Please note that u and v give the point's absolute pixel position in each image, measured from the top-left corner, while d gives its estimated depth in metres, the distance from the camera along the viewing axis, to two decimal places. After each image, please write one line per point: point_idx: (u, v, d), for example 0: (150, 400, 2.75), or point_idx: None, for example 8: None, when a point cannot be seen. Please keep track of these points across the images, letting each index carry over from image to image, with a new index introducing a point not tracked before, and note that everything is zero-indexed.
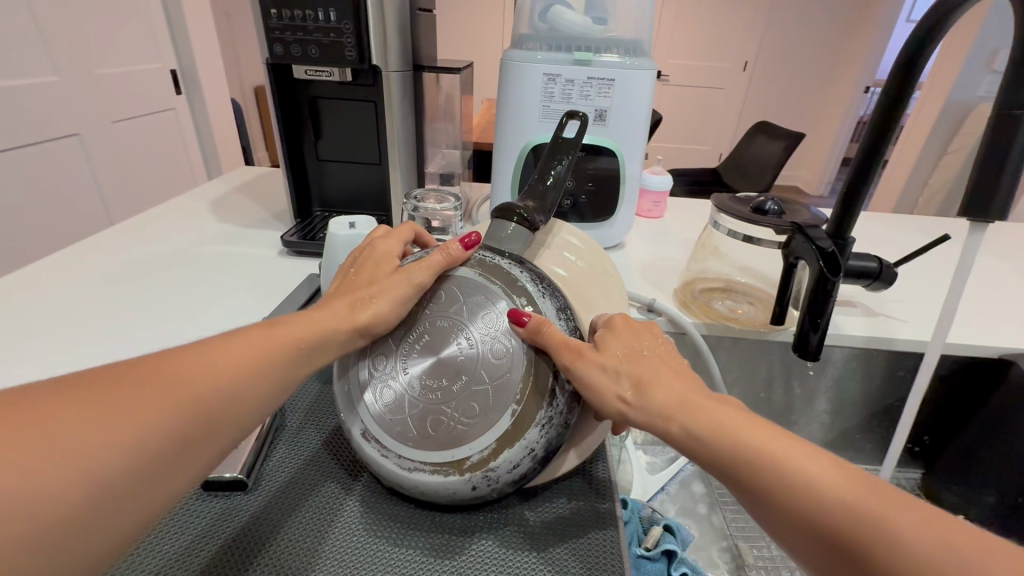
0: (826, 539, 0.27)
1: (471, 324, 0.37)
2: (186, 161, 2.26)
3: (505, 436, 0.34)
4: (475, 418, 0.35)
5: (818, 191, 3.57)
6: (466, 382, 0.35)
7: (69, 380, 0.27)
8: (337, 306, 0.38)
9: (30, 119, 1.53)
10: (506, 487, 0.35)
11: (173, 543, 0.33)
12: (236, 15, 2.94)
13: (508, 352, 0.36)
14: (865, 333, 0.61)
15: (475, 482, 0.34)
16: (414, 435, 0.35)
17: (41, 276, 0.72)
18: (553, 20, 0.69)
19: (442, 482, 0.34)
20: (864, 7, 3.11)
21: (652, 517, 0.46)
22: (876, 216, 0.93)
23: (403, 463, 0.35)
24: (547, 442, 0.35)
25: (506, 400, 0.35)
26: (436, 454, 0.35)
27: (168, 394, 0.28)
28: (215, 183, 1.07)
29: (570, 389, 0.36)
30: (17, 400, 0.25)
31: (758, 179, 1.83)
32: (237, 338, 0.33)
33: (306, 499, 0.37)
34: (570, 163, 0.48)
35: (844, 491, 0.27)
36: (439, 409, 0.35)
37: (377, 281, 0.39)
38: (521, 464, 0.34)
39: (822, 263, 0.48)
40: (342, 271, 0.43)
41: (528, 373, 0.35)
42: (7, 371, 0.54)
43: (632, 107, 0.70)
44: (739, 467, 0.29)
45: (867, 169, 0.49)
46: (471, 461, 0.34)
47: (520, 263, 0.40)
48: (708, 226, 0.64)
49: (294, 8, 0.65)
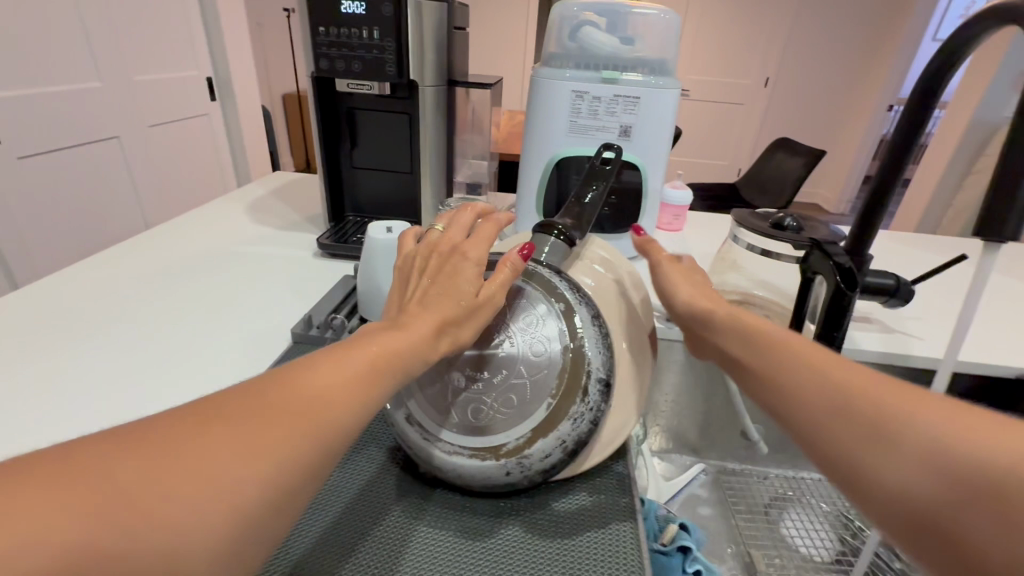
0: (842, 413, 0.29)
1: (513, 324, 0.39)
2: (218, 164, 2.34)
3: (539, 427, 0.37)
4: (512, 409, 0.38)
5: (838, 208, 3.55)
6: (506, 375, 0.38)
7: (179, 414, 0.27)
8: (421, 322, 0.35)
9: (75, 123, 1.61)
10: (537, 475, 0.38)
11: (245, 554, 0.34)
12: (268, 26, 3.05)
13: (546, 351, 0.38)
14: (881, 349, 0.62)
15: (510, 467, 0.37)
16: (455, 421, 0.38)
17: (96, 274, 0.77)
18: (582, 40, 0.73)
19: (480, 466, 0.37)
20: (887, 26, 3.11)
21: (668, 516, 0.48)
22: (895, 235, 0.94)
23: (445, 446, 0.38)
24: (578, 436, 0.38)
25: (542, 394, 0.38)
26: (475, 439, 0.38)
27: (282, 427, 0.27)
28: (250, 187, 1.12)
29: (602, 389, 0.39)
30: (133, 444, 0.24)
31: (779, 193, 1.82)
32: (339, 354, 0.32)
33: (352, 497, 0.39)
34: (602, 190, 0.53)
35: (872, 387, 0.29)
36: (480, 398, 0.38)
37: (465, 297, 0.37)
38: (552, 454, 0.37)
39: (839, 279, 0.50)
40: (417, 269, 0.39)
41: (563, 372, 0.38)
42: (70, 365, 0.58)
43: (657, 124, 0.72)
44: (775, 355, 0.34)
45: (885, 190, 0.51)
46: (508, 447, 0.37)
47: (560, 277, 0.42)
48: (730, 241, 0.67)
49: (340, 27, 0.70)
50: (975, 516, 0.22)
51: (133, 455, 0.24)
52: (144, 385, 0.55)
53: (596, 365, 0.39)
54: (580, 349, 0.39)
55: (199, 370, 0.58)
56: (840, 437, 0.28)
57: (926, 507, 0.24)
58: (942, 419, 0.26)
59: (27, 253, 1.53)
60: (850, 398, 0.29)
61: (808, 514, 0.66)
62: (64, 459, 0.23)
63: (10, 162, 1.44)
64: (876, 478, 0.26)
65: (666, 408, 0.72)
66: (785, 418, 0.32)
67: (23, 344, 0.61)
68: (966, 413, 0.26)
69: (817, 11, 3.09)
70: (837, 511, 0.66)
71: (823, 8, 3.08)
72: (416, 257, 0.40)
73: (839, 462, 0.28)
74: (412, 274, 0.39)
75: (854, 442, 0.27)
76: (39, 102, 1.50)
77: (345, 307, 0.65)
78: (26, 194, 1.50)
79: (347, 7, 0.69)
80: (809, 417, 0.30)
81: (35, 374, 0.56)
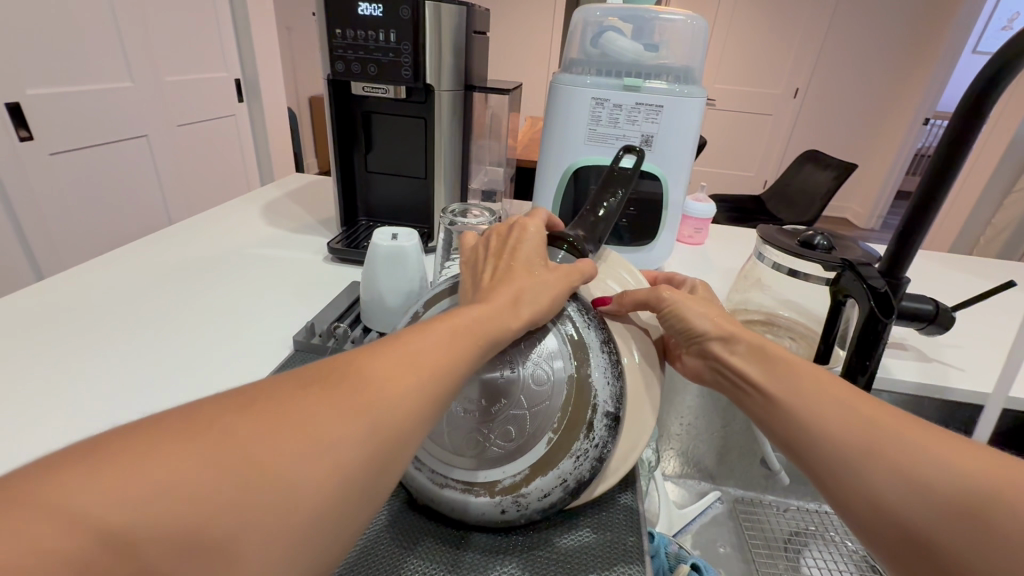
0: (876, 458, 0.30)
1: (518, 352, 0.38)
2: (241, 165, 2.38)
3: (538, 463, 0.35)
4: (511, 442, 0.36)
5: (868, 224, 3.44)
6: (505, 406, 0.37)
7: (181, 419, 0.23)
8: (501, 298, 0.36)
9: (105, 121, 1.65)
10: (535, 514, 0.35)
11: None
12: (297, 31, 3.11)
13: (548, 381, 0.36)
14: (917, 379, 0.57)
15: (505, 505, 0.35)
16: (451, 452, 0.37)
17: (112, 268, 0.77)
18: (604, 46, 0.70)
19: (473, 502, 0.35)
20: (924, 38, 3.01)
21: (679, 554, 0.45)
22: (932, 256, 0.89)
23: (437, 478, 0.37)
24: (580, 475, 0.35)
25: (542, 426, 0.36)
26: (470, 473, 0.36)
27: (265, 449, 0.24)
28: (267, 189, 1.12)
29: (610, 423, 0.36)
30: (88, 456, 0.21)
31: (805, 208, 1.77)
32: (332, 369, 0.29)
33: None
34: (622, 200, 0.50)
35: (910, 434, 0.30)
36: (478, 429, 0.37)
37: (539, 275, 0.38)
38: (552, 492, 0.35)
39: (873, 304, 0.46)
40: (494, 250, 0.42)
41: (567, 403, 0.36)
42: (74, 363, 0.57)
43: (681, 133, 0.70)
44: (801, 390, 0.34)
45: (925, 210, 0.47)
46: (503, 485, 0.35)
47: (574, 302, 0.40)
48: (755, 257, 0.64)
49: (357, 29, 0.69)
50: (967, 541, 0.26)
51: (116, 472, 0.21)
52: (148, 385, 0.54)
53: (604, 398, 0.36)
54: (586, 378, 0.36)
55: (201, 373, 0.57)
56: (850, 449, 0.31)
57: (918, 526, 0.28)
58: (982, 470, 0.27)
59: (54, 247, 1.56)
60: (891, 444, 0.30)
61: (831, 552, 0.62)
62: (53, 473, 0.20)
63: (43, 157, 1.48)
64: (880, 497, 0.29)
65: (681, 432, 0.69)
66: (798, 436, 0.34)
67: (33, 339, 0.61)
68: (1003, 467, 0.27)
69: (849, 22, 3.01)
70: (864, 552, 0.61)
71: (855, 19, 3.00)
72: (492, 236, 0.43)
73: (842, 476, 0.31)
74: (483, 258, 0.41)
75: (889, 487, 0.29)
76: (71, 100, 1.53)
77: (350, 316, 0.64)
78: (55, 189, 1.53)
79: (365, 10, 0.68)
80: (841, 459, 0.31)
81: (43, 370, 0.56)
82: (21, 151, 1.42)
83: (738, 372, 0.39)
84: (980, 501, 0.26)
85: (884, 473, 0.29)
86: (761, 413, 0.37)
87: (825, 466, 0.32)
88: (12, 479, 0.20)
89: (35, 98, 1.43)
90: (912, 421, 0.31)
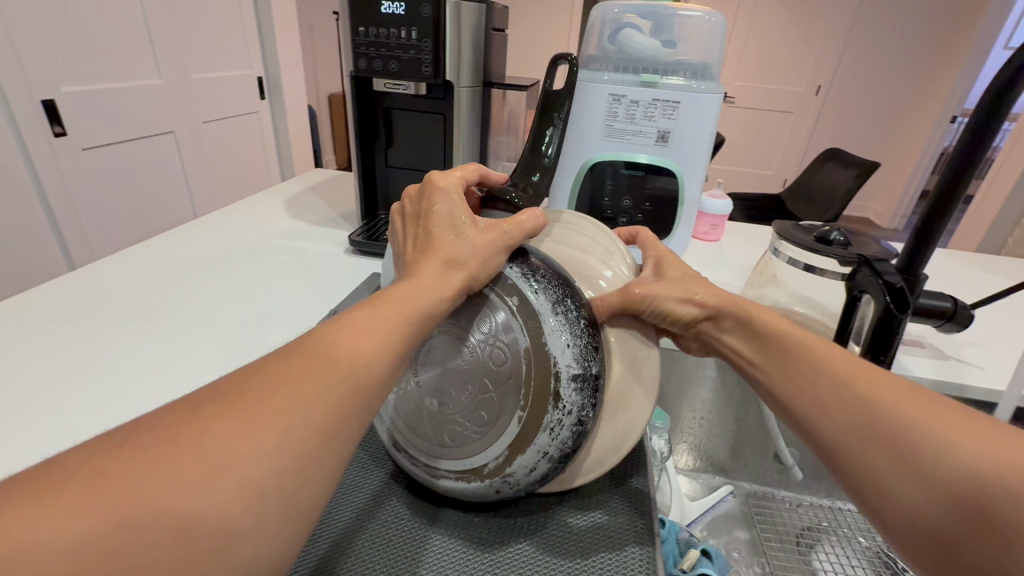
0: (873, 442, 0.32)
1: (471, 333, 0.38)
2: (264, 161, 2.43)
3: (514, 445, 0.37)
4: (485, 427, 0.37)
5: (891, 224, 3.37)
6: (474, 392, 0.38)
7: (181, 411, 0.25)
8: (429, 270, 0.36)
9: (135, 117, 1.70)
10: (528, 487, 0.38)
11: (312, 553, 0.37)
12: (318, 29, 3.15)
13: (506, 360, 0.37)
14: (933, 376, 0.57)
15: (497, 485, 0.38)
16: (434, 444, 0.40)
17: (143, 259, 0.81)
18: (621, 43, 0.71)
19: (468, 487, 0.39)
20: (953, 33, 2.94)
21: (690, 540, 0.46)
22: (954, 255, 0.88)
23: (432, 470, 0.40)
24: (560, 444, 0.37)
25: (511, 406, 0.37)
26: (458, 462, 0.39)
27: (252, 425, 0.25)
28: (290, 183, 1.15)
29: (577, 387, 0.37)
30: (95, 454, 0.23)
31: (825, 206, 1.75)
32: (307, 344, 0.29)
33: (368, 511, 0.41)
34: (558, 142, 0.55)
35: (907, 414, 0.31)
36: (451, 420, 0.39)
37: (467, 237, 0.38)
38: (536, 466, 0.37)
39: (889, 299, 0.46)
40: (411, 216, 0.42)
41: (528, 380, 0.36)
42: (108, 348, 0.60)
43: (697, 129, 0.70)
44: (803, 373, 0.36)
45: (944, 206, 0.47)
46: (489, 468, 0.38)
47: (510, 261, 0.40)
48: (771, 253, 0.64)
49: (380, 27, 0.71)
50: (963, 528, 0.28)
51: (124, 463, 0.22)
52: (176, 372, 0.57)
53: (565, 363, 0.37)
54: (543, 348, 0.36)
55: (227, 359, 0.59)
56: (846, 434, 0.33)
57: (919, 512, 0.29)
58: (986, 450, 0.28)
59: (87, 239, 1.62)
60: (886, 427, 0.31)
61: (844, 550, 0.61)
62: (73, 467, 0.22)
63: (76, 152, 1.53)
64: (885, 484, 0.31)
65: (693, 425, 0.70)
66: (805, 421, 0.36)
67: (70, 325, 0.64)
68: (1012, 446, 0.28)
69: (876, 17, 2.95)
70: (877, 549, 0.60)
71: (882, 14, 2.94)
72: (408, 201, 0.43)
73: (853, 462, 0.33)
74: (410, 236, 0.41)
75: (887, 469, 0.31)
76: (104, 98, 1.58)
77: None
78: (87, 183, 1.59)
79: (387, 8, 0.70)
80: (842, 445, 0.33)
81: (80, 355, 0.59)
82: (57, 147, 1.47)
83: (749, 348, 0.41)
84: (978, 490, 0.27)
85: (881, 456, 0.31)
86: (772, 387, 0.38)
87: (830, 450, 0.34)
88: (49, 467, 0.22)
89: (70, 95, 1.48)
90: (917, 398, 0.32)
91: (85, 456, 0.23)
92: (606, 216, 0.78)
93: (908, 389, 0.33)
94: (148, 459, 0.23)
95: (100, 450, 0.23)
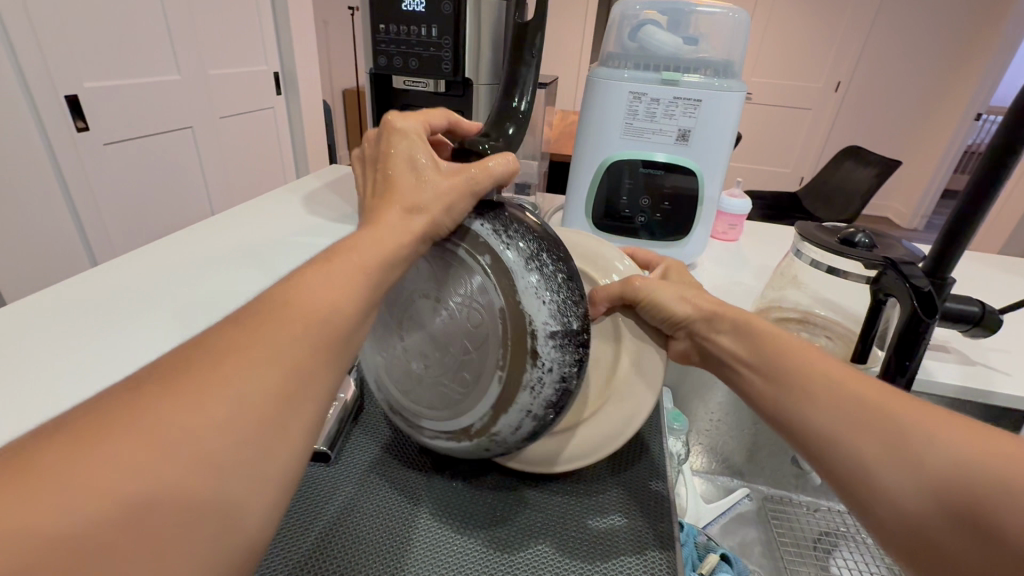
0: (879, 449, 0.31)
1: (450, 296, 0.39)
2: (279, 156, 2.45)
3: (497, 405, 0.38)
4: (468, 388, 0.39)
5: (911, 225, 3.31)
6: (455, 351, 0.40)
7: (158, 376, 0.24)
8: (390, 216, 0.34)
9: (155, 113, 1.73)
10: (517, 443, 0.40)
11: (308, 529, 0.39)
12: (332, 23, 3.15)
13: (483, 320, 0.38)
14: (957, 382, 0.56)
15: (486, 444, 0.40)
16: (423, 403, 0.42)
17: (161, 253, 0.82)
18: (642, 40, 0.70)
19: (459, 446, 0.41)
20: (981, 29, 2.86)
21: (707, 544, 0.46)
22: (979, 257, 0.86)
23: (426, 431, 0.43)
24: (542, 403, 0.38)
25: (491, 365, 0.38)
26: (448, 423, 0.41)
27: (227, 386, 0.24)
28: (307, 180, 1.16)
29: (554, 344, 0.37)
30: (71, 428, 0.21)
31: (844, 205, 1.72)
32: (289, 289, 0.28)
33: (370, 495, 0.42)
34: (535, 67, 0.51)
35: (918, 423, 0.31)
36: (438, 381, 0.41)
37: (428, 181, 0.36)
38: (521, 425, 0.39)
39: (915, 303, 0.45)
40: (370, 159, 0.40)
41: (506, 340, 0.37)
42: (129, 342, 0.61)
43: (718, 128, 0.69)
44: (801, 372, 0.37)
45: (973, 210, 0.46)
46: (475, 429, 0.40)
47: (479, 215, 0.39)
48: (792, 255, 0.63)
49: (401, 24, 0.72)
50: (952, 528, 0.27)
51: (99, 439, 0.21)
52: None
53: (542, 320, 0.37)
54: (518, 306, 0.37)
55: None
56: (852, 440, 0.33)
57: (922, 531, 0.29)
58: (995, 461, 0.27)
59: (107, 234, 1.65)
60: (894, 435, 0.31)
61: (862, 554, 0.60)
62: (48, 442, 0.21)
63: (96, 147, 1.56)
64: (883, 492, 0.31)
65: (708, 428, 0.71)
66: (797, 424, 0.36)
67: (88, 320, 0.65)
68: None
69: (899, 12, 2.89)
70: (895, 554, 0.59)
71: (904, 9, 2.88)
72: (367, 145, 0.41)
73: (849, 466, 0.33)
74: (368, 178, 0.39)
75: (892, 477, 0.30)
76: (124, 94, 1.60)
77: None
78: (108, 179, 1.61)
79: (408, 5, 0.71)
80: (848, 450, 0.33)
81: (100, 348, 0.60)
82: (79, 142, 1.50)
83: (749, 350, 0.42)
84: (971, 495, 0.27)
85: (888, 466, 0.31)
86: (773, 377, 0.39)
87: (836, 456, 0.34)
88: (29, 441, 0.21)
89: (91, 91, 1.50)
90: (932, 410, 0.31)
91: (11, 453, 0.20)
92: (623, 216, 0.78)
93: (906, 398, 0.33)
94: (126, 430, 0.21)
95: (74, 424, 0.21)
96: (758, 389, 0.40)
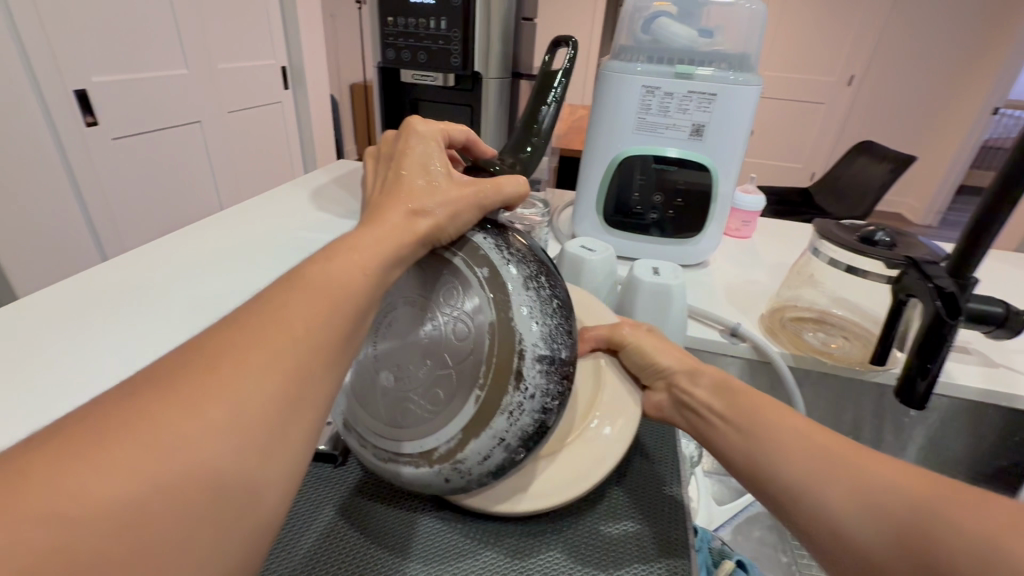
0: (843, 499, 0.33)
1: (438, 309, 0.37)
2: (287, 150, 2.45)
3: (468, 426, 0.35)
4: (438, 407, 0.36)
5: (925, 220, 3.26)
6: (431, 365, 0.37)
7: (160, 379, 0.23)
8: (394, 213, 0.33)
9: (164, 107, 1.73)
10: (481, 478, 0.36)
11: (301, 544, 0.38)
12: (340, 17, 3.13)
13: (468, 335, 0.36)
14: (980, 385, 0.55)
15: (446, 474, 0.36)
16: (383, 420, 0.38)
17: (166, 249, 0.81)
18: (656, 32, 0.69)
19: (415, 473, 0.37)
20: (1000, 21, 2.80)
21: (723, 550, 0.45)
22: (999, 255, 0.84)
23: (382, 455, 0.38)
24: (517, 432, 0.35)
25: (468, 383, 0.35)
26: (410, 444, 0.37)
27: (230, 392, 0.23)
28: (313, 175, 1.15)
29: (538, 372, 0.35)
30: (72, 431, 0.21)
31: (857, 201, 1.70)
32: (294, 289, 0.28)
33: (361, 511, 0.40)
34: (556, 109, 0.50)
35: (877, 473, 0.33)
36: (406, 396, 0.37)
37: (439, 186, 0.36)
38: (490, 454, 0.35)
39: (939, 303, 0.44)
40: (384, 157, 0.40)
41: (490, 359, 0.35)
42: (134, 338, 0.61)
43: (733, 123, 0.67)
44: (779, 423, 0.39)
45: (997, 208, 0.44)
46: (439, 452, 0.36)
47: (482, 229, 0.39)
48: (809, 253, 0.61)
49: (409, 17, 0.71)
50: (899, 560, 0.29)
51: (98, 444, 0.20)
52: None
53: (531, 342, 0.36)
54: (509, 323, 0.35)
55: None
56: (819, 489, 0.34)
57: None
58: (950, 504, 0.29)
59: (117, 228, 1.66)
60: (858, 484, 0.33)
61: None
62: (47, 447, 0.20)
63: (105, 143, 1.56)
64: (848, 541, 0.32)
65: None
66: (768, 471, 0.37)
67: (94, 316, 0.65)
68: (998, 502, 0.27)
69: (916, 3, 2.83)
70: None
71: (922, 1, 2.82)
72: (384, 142, 0.41)
73: (815, 516, 0.34)
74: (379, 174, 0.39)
75: (856, 527, 0.32)
76: (133, 89, 1.60)
77: None
78: (117, 174, 1.62)
79: None
80: (816, 501, 0.34)
81: (105, 345, 0.60)
82: (89, 138, 1.51)
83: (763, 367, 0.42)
84: (924, 539, 0.28)
85: (854, 515, 0.32)
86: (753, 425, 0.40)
87: (804, 509, 0.35)
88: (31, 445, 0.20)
89: (99, 87, 1.50)
90: (897, 464, 0.33)
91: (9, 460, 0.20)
92: (634, 211, 0.77)
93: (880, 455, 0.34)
94: (129, 434, 0.21)
95: (73, 430, 0.21)
96: (733, 441, 0.41)
